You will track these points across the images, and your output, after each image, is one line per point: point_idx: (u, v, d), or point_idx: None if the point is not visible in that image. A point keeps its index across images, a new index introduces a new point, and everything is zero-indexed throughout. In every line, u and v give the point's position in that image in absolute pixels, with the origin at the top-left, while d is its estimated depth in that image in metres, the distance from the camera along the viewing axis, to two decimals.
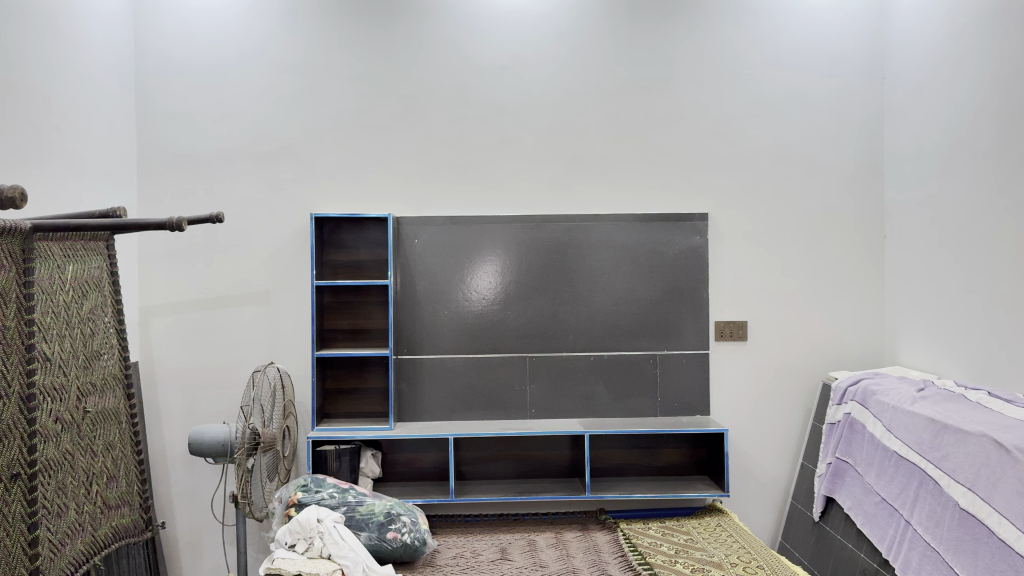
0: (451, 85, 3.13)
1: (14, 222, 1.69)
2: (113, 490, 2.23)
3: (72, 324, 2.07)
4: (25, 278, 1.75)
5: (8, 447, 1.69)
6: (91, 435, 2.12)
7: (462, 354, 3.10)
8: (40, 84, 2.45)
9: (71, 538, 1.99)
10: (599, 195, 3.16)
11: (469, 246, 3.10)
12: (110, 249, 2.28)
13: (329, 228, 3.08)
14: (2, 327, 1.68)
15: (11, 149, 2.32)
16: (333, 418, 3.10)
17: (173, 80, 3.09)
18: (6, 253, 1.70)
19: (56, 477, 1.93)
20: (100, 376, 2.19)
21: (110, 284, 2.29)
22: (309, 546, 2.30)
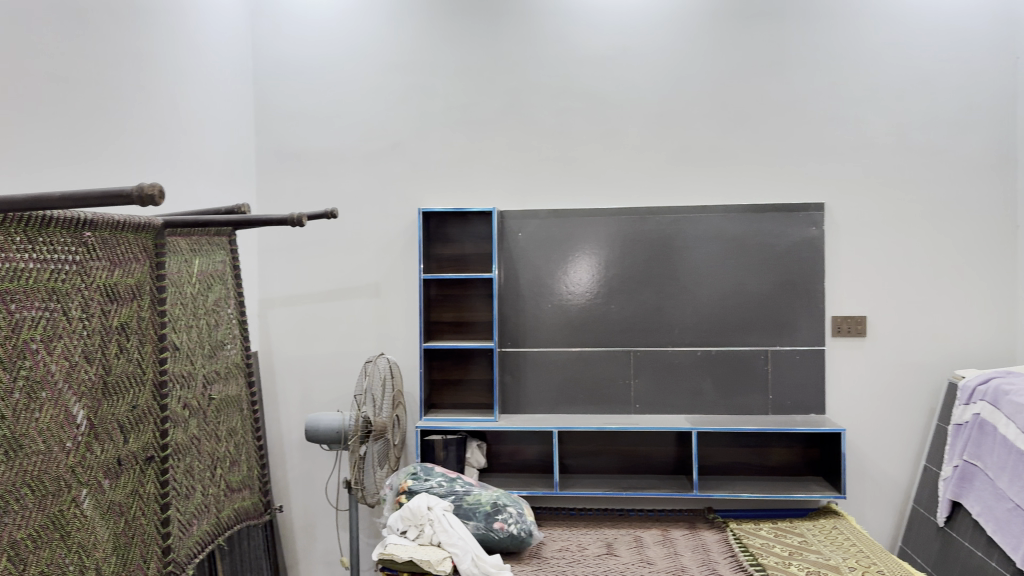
0: (555, 78, 3.12)
1: (149, 219, 1.80)
2: (236, 474, 2.34)
3: (199, 314, 2.18)
4: (158, 271, 1.85)
5: (145, 431, 1.80)
6: (216, 420, 2.24)
7: (565, 347, 3.10)
8: (168, 88, 2.59)
9: (198, 518, 2.10)
10: (707, 185, 3.08)
11: (572, 239, 3.09)
12: (232, 243, 2.40)
13: (436, 222, 3.14)
14: (139, 319, 1.78)
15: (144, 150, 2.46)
16: (440, 409, 3.15)
17: (287, 81, 3.22)
18: (141, 247, 1.80)
19: (184, 460, 2.04)
20: (224, 364, 2.30)
21: (233, 277, 2.41)
22: (420, 533, 2.36)
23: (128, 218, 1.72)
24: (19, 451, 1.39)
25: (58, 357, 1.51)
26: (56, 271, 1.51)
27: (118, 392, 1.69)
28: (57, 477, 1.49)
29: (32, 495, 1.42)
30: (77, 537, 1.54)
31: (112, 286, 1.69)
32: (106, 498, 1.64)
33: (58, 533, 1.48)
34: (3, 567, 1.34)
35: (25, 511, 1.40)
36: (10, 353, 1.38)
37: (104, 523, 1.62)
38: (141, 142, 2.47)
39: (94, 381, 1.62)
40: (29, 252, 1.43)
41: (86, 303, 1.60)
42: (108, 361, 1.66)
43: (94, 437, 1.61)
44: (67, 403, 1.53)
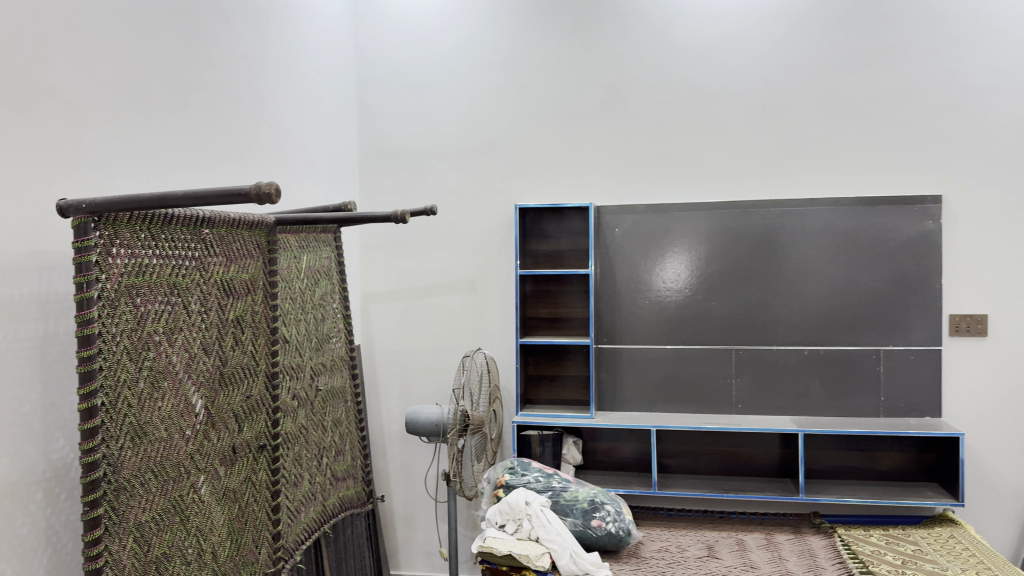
0: (655, 71, 3.07)
1: (262, 217, 1.87)
2: (340, 463, 2.40)
3: (307, 309, 2.25)
4: (271, 267, 1.92)
5: (258, 421, 1.87)
6: (323, 411, 2.31)
7: (664, 345, 3.04)
8: (289, 94, 2.69)
9: (306, 506, 2.17)
10: (814, 178, 2.97)
11: (671, 234, 3.03)
12: (337, 240, 2.46)
13: (532, 219, 3.14)
14: (253, 312, 1.85)
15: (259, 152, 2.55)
16: (536, 405, 3.16)
17: (389, 81, 3.28)
18: (254, 244, 1.87)
19: (294, 449, 2.11)
20: (330, 357, 2.37)
21: (338, 272, 2.47)
22: (518, 528, 2.37)
23: (242, 216, 1.79)
24: (145, 437, 1.47)
25: (179, 349, 1.58)
26: (178, 267, 1.58)
27: (233, 382, 1.76)
28: (178, 463, 1.56)
29: (155, 480, 1.49)
30: (195, 521, 1.61)
31: (228, 282, 1.76)
32: (222, 484, 1.71)
33: (178, 516, 1.55)
34: (129, 547, 1.42)
35: (149, 494, 1.48)
36: (136, 344, 1.45)
37: (219, 508, 1.69)
38: (275, 151, 2.57)
39: (211, 372, 1.69)
40: (152, 248, 1.50)
41: (205, 297, 1.67)
42: (224, 353, 1.73)
43: (211, 425, 1.68)
44: (187, 393, 1.60)
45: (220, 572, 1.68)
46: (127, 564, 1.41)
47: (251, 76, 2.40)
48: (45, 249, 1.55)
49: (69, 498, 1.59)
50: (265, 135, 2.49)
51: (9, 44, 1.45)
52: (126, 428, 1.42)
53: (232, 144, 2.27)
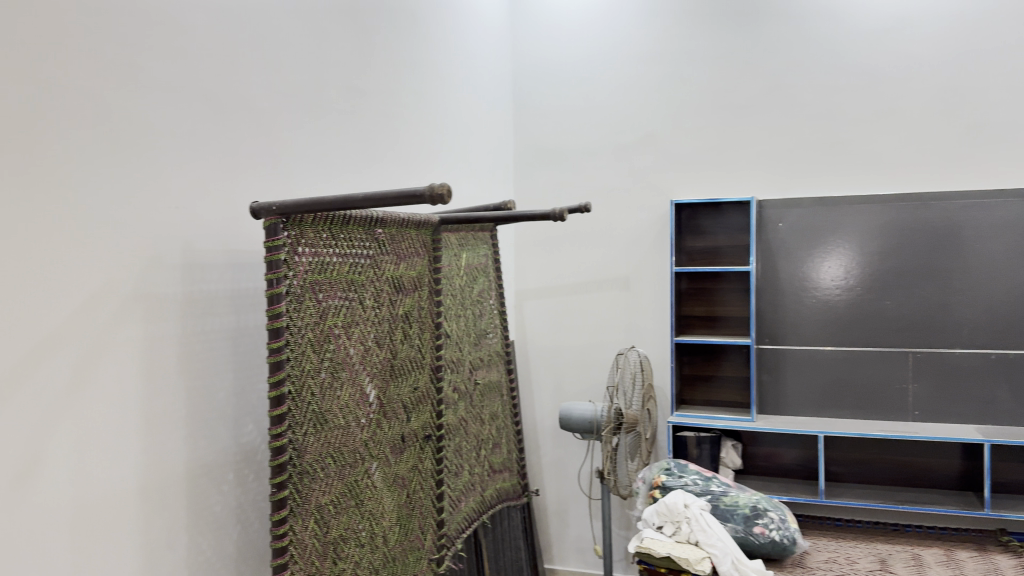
0: (821, 57, 2.92)
1: (427, 216, 1.94)
2: (497, 456, 2.46)
3: (466, 305, 2.31)
4: (435, 264, 1.99)
5: (423, 412, 1.94)
6: (481, 404, 2.36)
7: (832, 346, 2.90)
8: (451, 97, 2.76)
9: (466, 495, 2.23)
10: (1003, 166, 2.72)
11: (840, 229, 2.88)
12: (494, 238, 2.51)
13: (688, 214, 3.07)
14: (419, 307, 1.92)
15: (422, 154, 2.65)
16: (692, 405, 3.09)
17: (545, 80, 3.31)
18: (421, 242, 1.94)
19: (455, 440, 2.17)
20: (487, 352, 2.42)
21: (494, 269, 2.52)
22: (677, 530, 2.33)
23: (411, 217, 1.86)
24: (325, 425, 1.56)
25: (355, 341, 1.67)
26: (354, 264, 1.67)
27: (402, 373, 1.84)
28: (353, 450, 1.65)
29: (333, 465, 1.58)
30: (368, 505, 1.69)
31: (398, 279, 1.84)
32: (392, 471, 1.79)
33: (353, 500, 1.64)
34: (311, 528, 1.51)
35: (328, 479, 1.57)
36: (318, 336, 1.55)
37: (389, 494, 1.77)
38: (438, 152, 2.65)
39: (383, 364, 1.77)
40: (332, 247, 1.59)
41: (378, 293, 1.75)
42: (394, 346, 1.81)
43: (383, 414, 1.76)
44: (362, 383, 1.68)
45: (390, 555, 1.76)
46: (309, 543, 1.50)
47: (417, 81, 2.49)
48: (237, 248, 1.68)
49: (255, 479, 1.72)
50: (428, 137, 2.58)
51: (206, 57, 1.59)
52: (309, 415, 1.52)
53: (399, 146, 2.36)
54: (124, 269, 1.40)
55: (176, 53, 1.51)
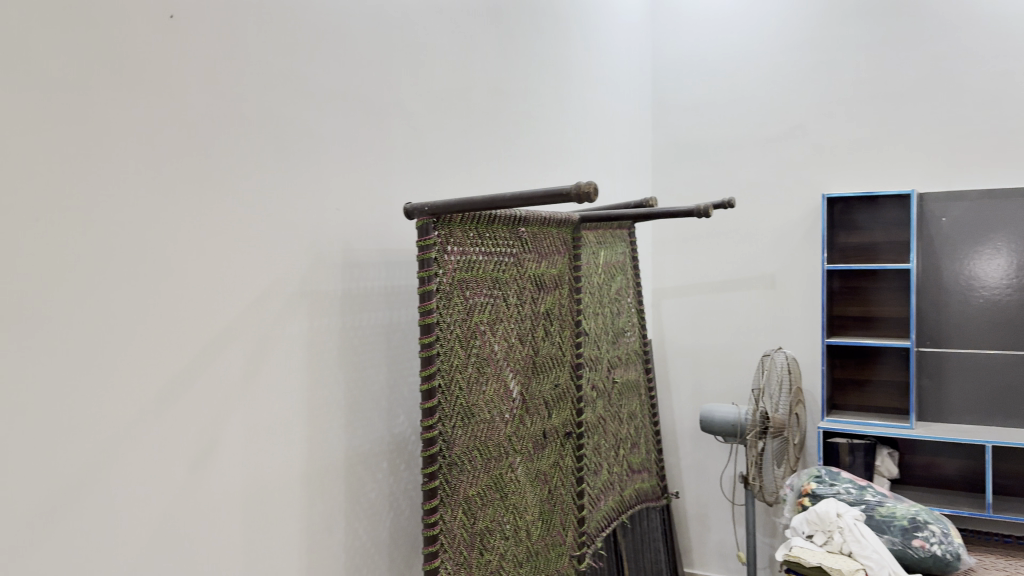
0: (990, 39, 2.71)
1: (568, 214, 1.92)
2: (637, 456, 2.43)
3: (605, 302, 2.27)
4: (575, 262, 1.98)
5: (563, 410, 1.93)
6: (619, 403, 2.32)
7: (1001, 350, 2.69)
8: (590, 95, 2.75)
9: (605, 494, 2.21)
10: None
11: (1010, 224, 2.67)
12: (631, 235, 2.44)
13: (840, 209, 2.94)
14: (559, 305, 1.92)
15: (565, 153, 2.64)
16: (843, 410, 2.95)
17: (686, 74, 3.25)
18: (561, 240, 1.94)
19: (593, 438, 2.15)
20: (625, 351, 2.37)
21: (632, 267, 2.45)
22: (828, 540, 2.23)
23: (553, 215, 1.86)
24: (472, 418, 1.60)
25: (499, 337, 1.69)
26: (499, 263, 1.70)
27: (544, 370, 1.85)
28: (497, 444, 1.68)
29: (479, 458, 1.62)
30: (512, 499, 1.72)
31: (540, 277, 1.84)
32: (534, 467, 1.80)
33: (498, 493, 1.67)
34: (459, 518, 1.55)
35: (475, 472, 1.60)
36: (466, 333, 1.59)
37: (532, 489, 1.79)
38: (579, 149, 2.65)
39: (525, 361, 1.78)
40: (478, 246, 1.63)
41: (520, 291, 1.77)
42: (535, 343, 1.82)
43: (526, 410, 1.77)
44: (506, 379, 1.71)
45: (533, 549, 1.78)
46: (457, 534, 1.55)
47: (558, 82, 2.50)
48: (390, 247, 1.75)
49: (406, 469, 1.78)
50: (569, 137, 2.58)
51: (363, 66, 1.67)
52: (457, 409, 1.56)
53: (540, 145, 2.38)
54: (289, 268, 1.50)
55: (336, 64, 1.60)
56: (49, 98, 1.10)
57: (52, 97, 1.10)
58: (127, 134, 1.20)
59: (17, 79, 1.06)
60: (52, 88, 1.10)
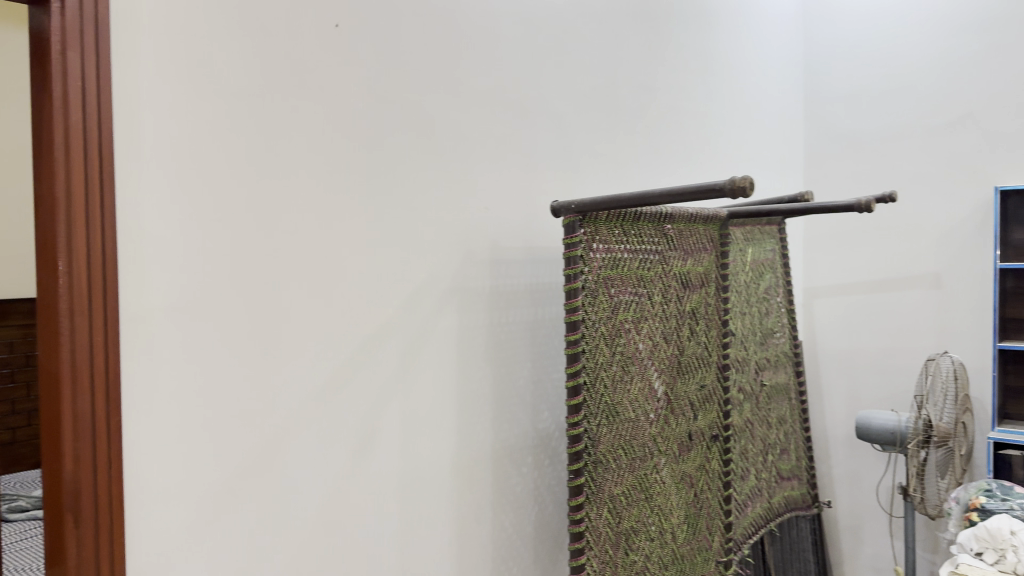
0: None
1: (715, 210, 1.86)
2: (786, 462, 2.34)
3: (752, 302, 2.18)
4: (723, 260, 1.90)
5: (710, 411, 1.87)
6: (767, 407, 2.24)
7: None
8: (738, 88, 2.65)
9: (753, 500, 2.13)
10: None
11: None
12: (781, 231, 2.34)
13: (1016, 202, 2.55)
14: (707, 304, 1.85)
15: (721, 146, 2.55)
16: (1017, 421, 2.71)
17: (839, 60, 2.97)
18: (709, 237, 1.86)
19: (740, 442, 2.08)
20: (774, 353, 2.28)
21: (782, 265, 2.35)
22: (1000, 559, 2.08)
23: (700, 211, 1.79)
24: (617, 417, 1.58)
25: (645, 336, 1.65)
26: (646, 260, 1.65)
27: (691, 370, 1.79)
28: (643, 444, 1.65)
29: (625, 457, 1.60)
30: (658, 500, 1.69)
31: (686, 275, 1.78)
32: (680, 469, 1.76)
33: (643, 494, 1.65)
34: (604, 517, 1.55)
35: (620, 471, 1.59)
36: (611, 331, 1.57)
37: (678, 491, 1.75)
38: (727, 144, 2.58)
39: (671, 361, 1.73)
40: (624, 243, 1.59)
41: (666, 289, 1.71)
42: (682, 343, 1.76)
43: (672, 411, 1.73)
44: (651, 378, 1.67)
45: (679, 552, 1.74)
46: (603, 532, 1.54)
47: (707, 74, 2.43)
48: (537, 245, 1.77)
49: (551, 465, 1.79)
50: (716, 133, 2.50)
51: (512, 66, 1.69)
52: (603, 407, 1.55)
53: (687, 142, 2.32)
54: (440, 265, 1.54)
55: (486, 64, 1.63)
56: (227, 107, 1.21)
57: (230, 107, 1.21)
58: (294, 139, 1.30)
59: (202, 91, 1.17)
60: (230, 98, 1.21)
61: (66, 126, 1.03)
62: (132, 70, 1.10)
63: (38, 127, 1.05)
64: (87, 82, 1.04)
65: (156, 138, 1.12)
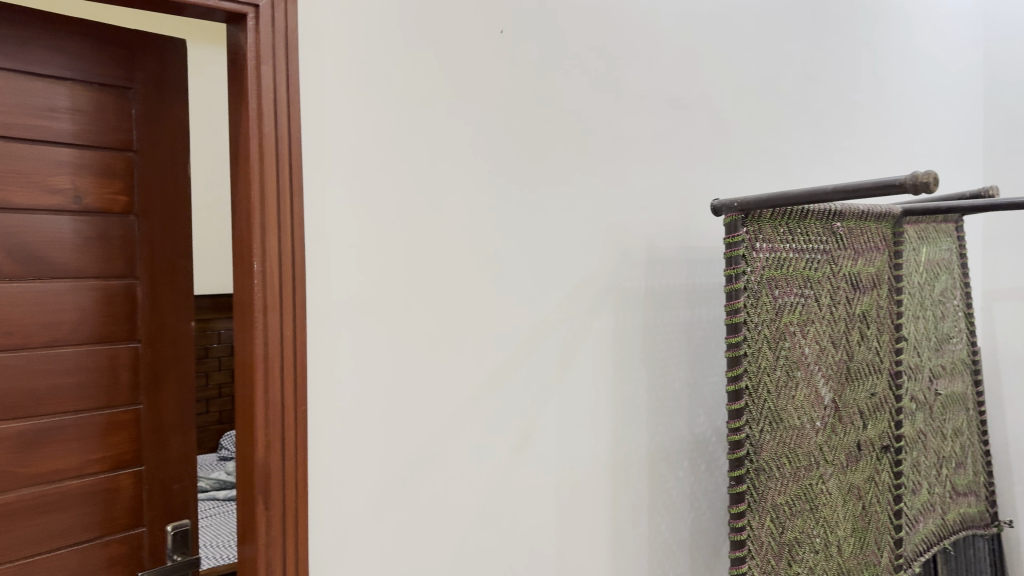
0: None
1: (887, 207, 1.75)
2: (963, 477, 2.17)
3: (926, 305, 2.04)
4: (896, 261, 1.79)
5: (880, 421, 1.77)
6: (942, 417, 2.10)
7: None
8: (908, 77, 2.46)
9: (925, 516, 2.00)
10: None
11: None
12: (960, 229, 2.17)
13: None
14: (878, 308, 1.75)
15: (891, 140, 2.39)
16: None
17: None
18: (881, 237, 1.76)
19: (912, 453, 1.96)
20: (950, 360, 2.12)
21: (960, 266, 2.18)
22: None
23: (871, 208, 1.69)
24: (781, 423, 1.52)
25: (812, 340, 1.58)
26: (814, 261, 1.58)
27: (860, 377, 1.70)
28: (808, 453, 1.58)
29: (788, 466, 1.54)
30: (823, 511, 1.62)
31: (856, 276, 1.68)
32: (848, 479, 1.68)
33: (808, 505, 1.58)
34: (767, 526, 1.50)
35: (784, 480, 1.53)
36: (776, 334, 1.51)
37: (845, 504, 1.67)
38: (898, 138, 2.41)
39: (839, 366, 1.65)
40: (789, 243, 1.52)
41: (835, 290, 1.63)
42: (851, 348, 1.67)
43: (839, 419, 1.65)
44: (818, 385, 1.60)
45: (845, 566, 1.67)
46: (766, 541, 1.49)
47: (875, 64, 2.27)
48: (695, 244, 1.73)
49: (708, 470, 1.75)
50: (885, 126, 2.34)
51: (671, 63, 1.66)
52: (766, 413, 1.50)
53: (853, 135, 2.19)
54: (598, 265, 1.54)
55: (644, 64, 1.61)
56: (401, 113, 1.26)
57: (404, 114, 1.26)
58: (461, 144, 1.34)
59: (377, 100, 1.23)
60: (404, 105, 1.26)
61: (261, 135, 1.10)
62: (318, 83, 1.17)
63: (236, 137, 1.14)
64: (278, 94, 1.12)
65: (337, 146, 1.19)
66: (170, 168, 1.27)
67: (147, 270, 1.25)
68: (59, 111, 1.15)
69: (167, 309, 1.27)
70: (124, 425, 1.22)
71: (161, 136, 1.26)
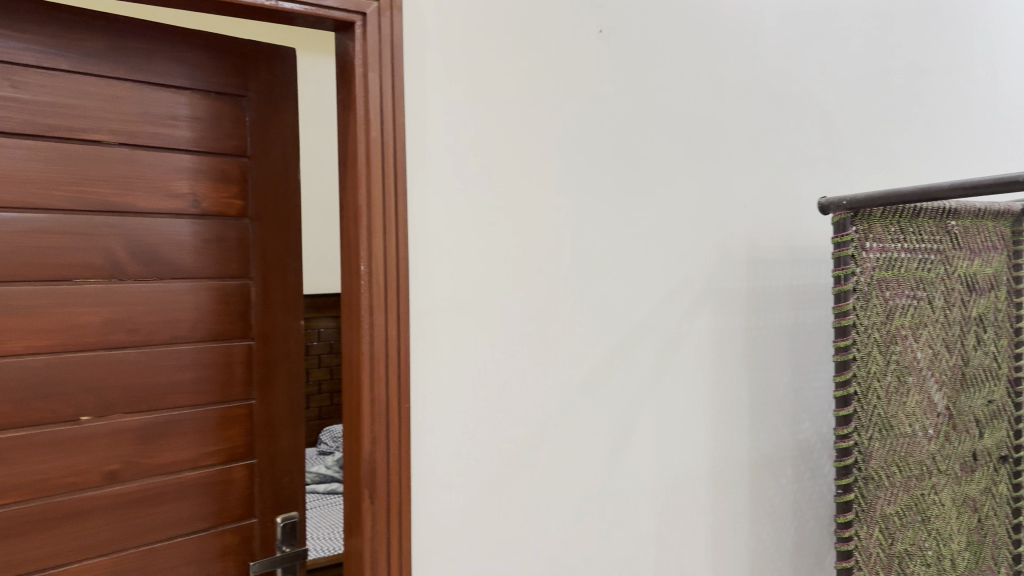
0: None
1: (1007, 204, 1.65)
2: None
3: None
4: (1017, 262, 1.69)
5: (998, 429, 1.67)
6: None
7: None
8: None
9: None
10: None
11: None
12: None
13: None
14: (996, 310, 1.65)
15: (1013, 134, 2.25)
16: None
17: None
18: (1000, 235, 1.66)
19: None
20: None
21: None
22: None
23: (989, 206, 1.61)
24: (891, 431, 1.47)
25: (924, 344, 1.51)
26: (927, 261, 1.51)
27: (976, 384, 1.62)
28: (920, 462, 1.51)
29: (899, 475, 1.48)
30: (936, 523, 1.55)
31: (973, 277, 1.60)
32: (962, 490, 1.60)
33: (920, 516, 1.51)
34: (876, 537, 1.44)
35: (894, 489, 1.47)
36: (886, 338, 1.45)
37: (960, 516, 1.59)
38: None
39: (954, 372, 1.57)
40: (902, 242, 1.45)
41: (949, 292, 1.55)
42: (966, 353, 1.59)
43: (953, 427, 1.58)
44: (930, 391, 1.53)
45: None
46: (874, 552, 1.44)
47: (995, 53, 2.15)
48: (799, 245, 1.68)
49: (812, 477, 1.70)
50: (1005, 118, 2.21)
51: (774, 58, 1.62)
52: (875, 420, 1.44)
53: (970, 129, 2.08)
54: (698, 266, 1.52)
55: (745, 60, 1.58)
56: (501, 116, 1.27)
57: (504, 117, 1.27)
58: (560, 145, 1.34)
59: (479, 103, 1.24)
60: (504, 108, 1.27)
61: (367, 140, 1.13)
62: (421, 87, 1.19)
63: (344, 142, 1.17)
64: (384, 100, 1.14)
65: (440, 149, 1.21)
66: (282, 173, 1.32)
67: (260, 271, 1.29)
68: (179, 120, 1.20)
69: (278, 308, 1.32)
70: (238, 419, 1.27)
71: (272, 141, 1.30)
